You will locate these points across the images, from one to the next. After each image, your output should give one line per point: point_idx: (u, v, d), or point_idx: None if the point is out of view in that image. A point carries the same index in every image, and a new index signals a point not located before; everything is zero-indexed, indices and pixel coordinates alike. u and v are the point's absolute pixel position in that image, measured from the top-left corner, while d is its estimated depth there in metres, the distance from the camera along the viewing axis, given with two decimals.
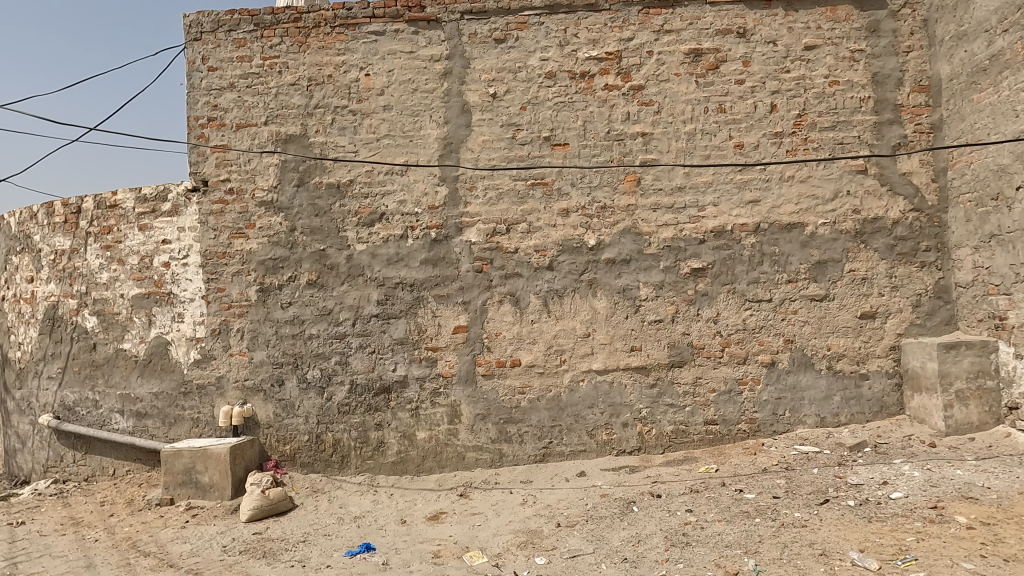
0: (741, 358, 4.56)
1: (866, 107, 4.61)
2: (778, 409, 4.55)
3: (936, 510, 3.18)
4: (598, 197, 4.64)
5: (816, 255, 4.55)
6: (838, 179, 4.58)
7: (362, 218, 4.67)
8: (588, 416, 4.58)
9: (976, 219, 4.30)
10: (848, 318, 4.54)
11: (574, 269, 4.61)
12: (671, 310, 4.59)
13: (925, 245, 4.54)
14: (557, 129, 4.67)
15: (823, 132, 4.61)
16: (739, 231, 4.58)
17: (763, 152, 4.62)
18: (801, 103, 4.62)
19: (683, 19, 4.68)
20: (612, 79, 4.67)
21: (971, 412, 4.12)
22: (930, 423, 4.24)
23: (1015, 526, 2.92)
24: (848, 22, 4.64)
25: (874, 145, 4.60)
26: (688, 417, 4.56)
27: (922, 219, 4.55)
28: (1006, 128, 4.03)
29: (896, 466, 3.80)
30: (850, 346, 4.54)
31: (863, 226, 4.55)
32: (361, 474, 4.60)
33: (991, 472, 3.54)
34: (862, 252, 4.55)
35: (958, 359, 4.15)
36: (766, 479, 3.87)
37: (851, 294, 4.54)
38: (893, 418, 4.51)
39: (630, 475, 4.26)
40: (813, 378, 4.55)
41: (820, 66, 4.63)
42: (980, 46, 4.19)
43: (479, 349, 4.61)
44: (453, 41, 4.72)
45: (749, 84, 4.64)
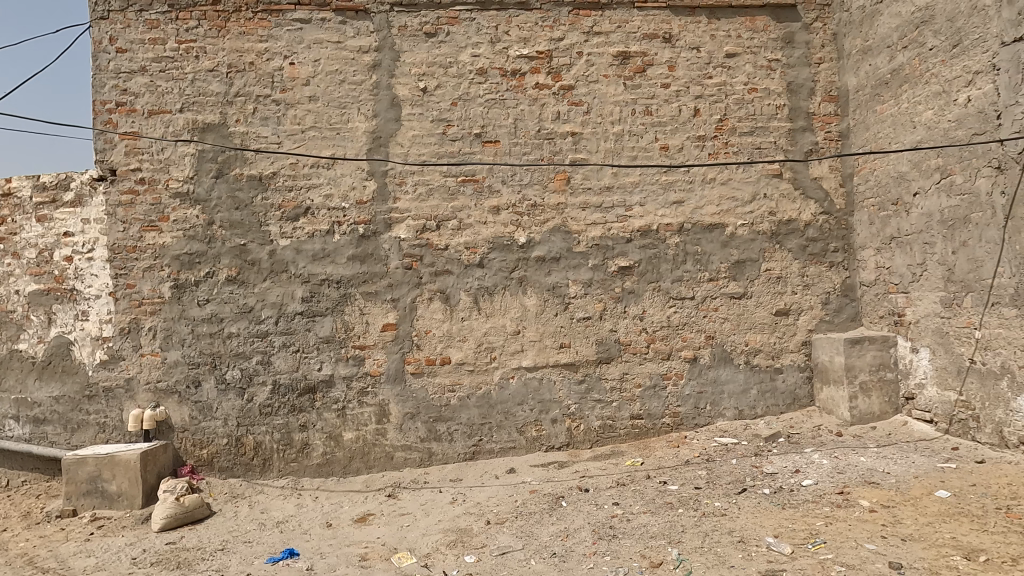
0: (665, 354, 4.70)
1: (781, 114, 4.84)
2: (700, 402, 4.71)
3: (842, 495, 3.39)
4: (528, 194, 4.67)
5: (735, 255, 4.75)
6: (756, 182, 4.79)
7: (285, 212, 4.50)
8: (517, 412, 4.60)
9: (879, 222, 4.60)
10: (764, 315, 4.76)
11: (504, 267, 4.62)
12: (599, 307, 4.67)
13: (833, 246, 4.82)
14: (488, 126, 4.66)
15: (743, 137, 4.81)
16: (664, 231, 4.72)
17: (687, 154, 4.77)
18: (722, 108, 4.81)
19: (612, 22, 4.77)
20: (542, 78, 4.71)
21: (873, 402, 4.42)
22: (837, 414, 4.51)
23: (911, 508, 3.15)
24: (766, 32, 4.86)
25: (789, 151, 4.84)
26: (615, 412, 4.66)
27: (830, 221, 4.83)
28: (905, 137, 4.33)
29: (807, 455, 4.02)
30: (766, 341, 4.77)
31: (778, 227, 4.78)
32: (284, 478, 4.44)
33: (891, 459, 3.80)
34: (777, 252, 4.78)
35: (862, 353, 4.44)
36: (689, 471, 4.00)
37: (767, 292, 4.76)
38: (805, 409, 4.76)
39: (559, 470, 4.31)
40: (731, 372, 4.74)
41: (740, 73, 4.83)
42: (883, 60, 4.48)
43: (408, 347, 4.54)
44: (382, 33, 4.62)
45: (675, 88, 4.79)
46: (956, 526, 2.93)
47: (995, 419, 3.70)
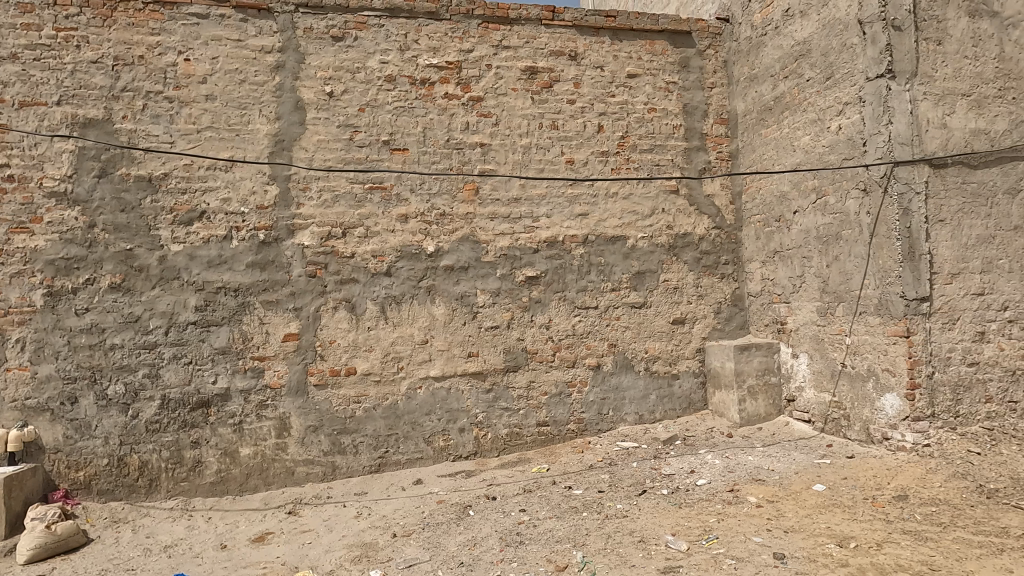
0: (570, 362, 4.82)
1: (678, 134, 5.12)
2: (603, 408, 4.87)
3: (732, 493, 3.61)
4: (437, 204, 4.66)
5: (636, 266, 4.96)
6: (655, 197, 5.03)
7: (178, 216, 4.25)
8: (424, 423, 4.56)
9: (764, 237, 4.96)
10: (663, 324, 5.00)
11: (412, 275, 4.58)
12: (507, 316, 4.73)
13: (724, 259, 5.15)
14: (396, 134, 4.62)
15: (643, 154, 5.05)
16: (570, 242, 4.86)
17: (591, 168, 4.95)
18: (624, 126, 5.02)
19: (520, 37, 4.88)
20: (452, 89, 4.73)
21: (759, 405, 4.74)
22: (728, 416, 4.80)
23: (792, 502, 3.40)
24: (664, 55, 5.14)
25: (685, 168, 5.13)
26: (522, 420, 4.72)
27: (722, 236, 5.16)
28: (786, 160, 4.71)
29: (701, 455, 4.25)
30: (664, 348, 5.00)
31: (675, 240, 5.04)
32: (173, 499, 4.15)
33: (775, 457, 4.09)
34: (674, 264, 5.04)
35: (749, 359, 4.76)
36: (593, 475, 4.13)
37: (665, 302, 5.01)
38: (699, 413, 5.04)
39: (466, 479, 4.31)
40: (632, 379, 4.94)
41: (641, 93, 5.08)
42: (767, 88, 4.86)
43: (311, 358, 4.40)
44: (286, 33, 4.48)
45: (580, 104, 4.96)
46: (830, 516, 3.20)
47: (863, 417, 4.07)
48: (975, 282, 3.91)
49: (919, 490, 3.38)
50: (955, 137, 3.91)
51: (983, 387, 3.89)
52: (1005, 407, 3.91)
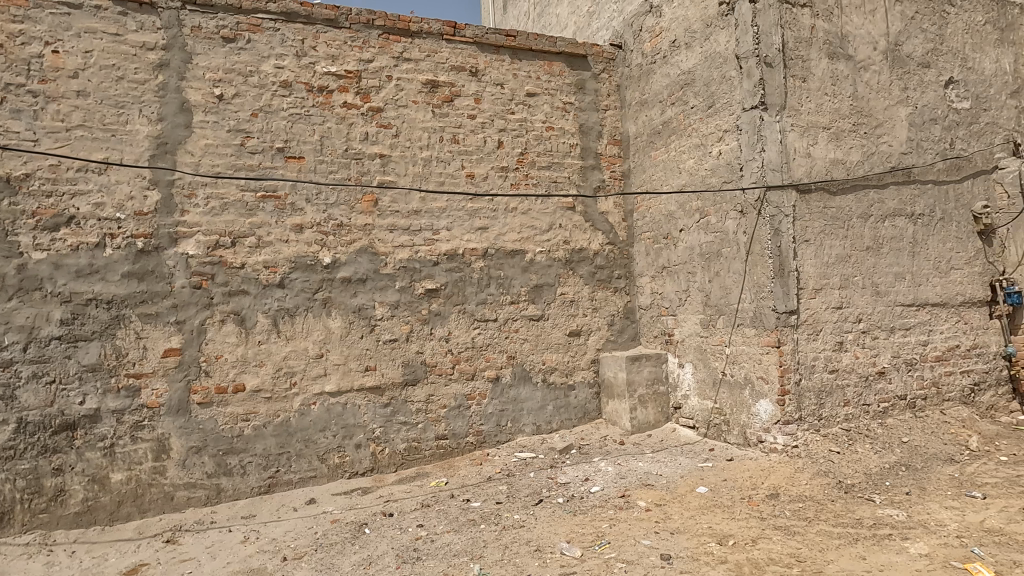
0: (469, 374, 4.84)
1: (574, 152, 5.32)
2: (502, 420, 4.92)
3: (623, 498, 3.76)
4: (334, 214, 4.55)
5: (534, 280, 5.08)
6: (552, 213, 5.18)
7: (41, 221, 3.88)
8: (318, 440, 4.41)
9: (653, 253, 5.24)
10: (559, 336, 5.14)
11: (307, 288, 4.44)
12: (405, 329, 4.69)
13: (617, 274, 5.38)
14: (291, 141, 4.48)
15: (541, 170, 5.19)
16: (469, 255, 4.89)
17: (491, 183, 5.02)
18: (523, 143, 5.15)
19: (421, 50, 4.89)
20: (351, 98, 4.65)
21: (649, 413, 4.97)
22: (620, 425, 4.99)
23: (677, 505, 3.59)
24: (561, 77, 5.33)
25: (581, 186, 5.32)
26: (421, 434, 4.68)
27: (615, 251, 5.39)
28: (673, 181, 5.01)
29: (595, 463, 4.40)
30: (560, 360, 5.14)
31: (571, 255, 5.20)
32: (29, 533, 3.73)
33: (663, 462, 4.31)
34: (570, 277, 5.20)
35: (640, 369, 4.99)
36: (490, 487, 4.15)
37: (562, 315, 5.15)
38: (594, 422, 5.21)
39: (362, 497, 4.20)
40: (530, 390, 5.03)
41: (539, 112, 5.23)
42: (656, 113, 5.16)
43: (195, 375, 4.14)
44: (172, 31, 4.24)
45: (480, 119, 5.03)
46: (711, 516, 3.41)
47: (740, 422, 4.38)
48: (835, 296, 4.32)
49: (788, 488, 3.68)
50: (817, 166, 4.32)
51: (842, 392, 4.29)
52: (860, 410, 4.33)
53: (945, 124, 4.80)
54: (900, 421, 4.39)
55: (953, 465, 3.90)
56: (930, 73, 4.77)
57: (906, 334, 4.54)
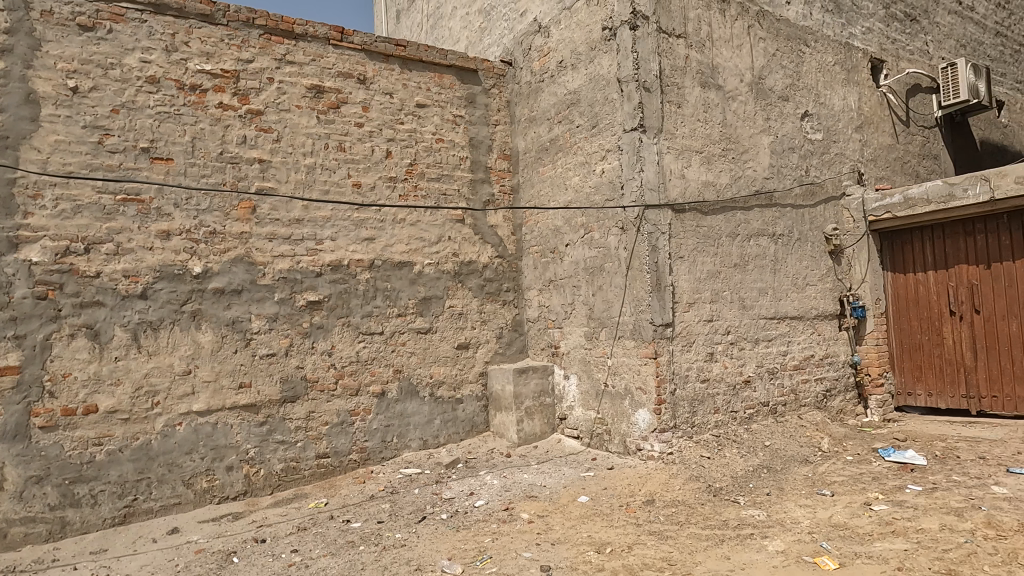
0: (353, 390, 4.69)
1: (464, 165, 5.33)
2: (387, 436, 4.79)
3: (507, 511, 3.76)
4: (205, 221, 4.27)
5: (422, 292, 5.01)
6: (441, 225, 5.15)
7: None
8: (184, 463, 4.09)
9: (540, 267, 5.34)
10: (447, 349, 5.10)
11: (174, 299, 4.13)
12: (284, 343, 4.46)
13: (506, 286, 5.43)
14: (158, 141, 4.17)
15: (430, 182, 5.16)
16: (355, 266, 4.76)
17: (379, 193, 4.92)
18: (412, 153, 5.09)
19: (306, 54, 4.72)
20: (227, 98, 4.40)
21: (536, 424, 5.03)
22: (507, 437, 5.02)
23: (559, 515, 3.65)
24: (451, 89, 5.33)
25: (470, 199, 5.34)
26: (299, 453, 4.46)
27: (504, 264, 5.44)
28: (559, 197, 5.14)
29: (481, 477, 4.38)
30: (448, 373, 5.09)
31: (460, 267, 5.19)
32: None
33: (547, 473, 4.36)
34: (459, 290, 5.18)
35: (527, 381, 5.05)
36: (373, 505, 4.03)
37: (450, 327, 5.12)
38: (482, 435, 5.20)
39: (232, 523, 3.93)
40: (417, 405, 4.94)
41: (429, 123, 5.20)
42: (544, 130, 5.28)
43: (37, 396, 3.72)
44: (17, 14, 3.83)
45: (368, 128, 4.92)
46: (591, 525, 3.49)
47: (621, 431, 4.54)
48: (706, 309, 4.59)
49: (663, 494, 3.84)
50: (690, 187, 4.59)
51: (712, 400, 4.55)
52: (728, 416, 4.61)
53: (802, 153, 5.26)
54: (764, 426, 4.72)
55: (808, 466, 4.24)
56: (789, 105, 5.21)
57: (769, 345, 4.91)
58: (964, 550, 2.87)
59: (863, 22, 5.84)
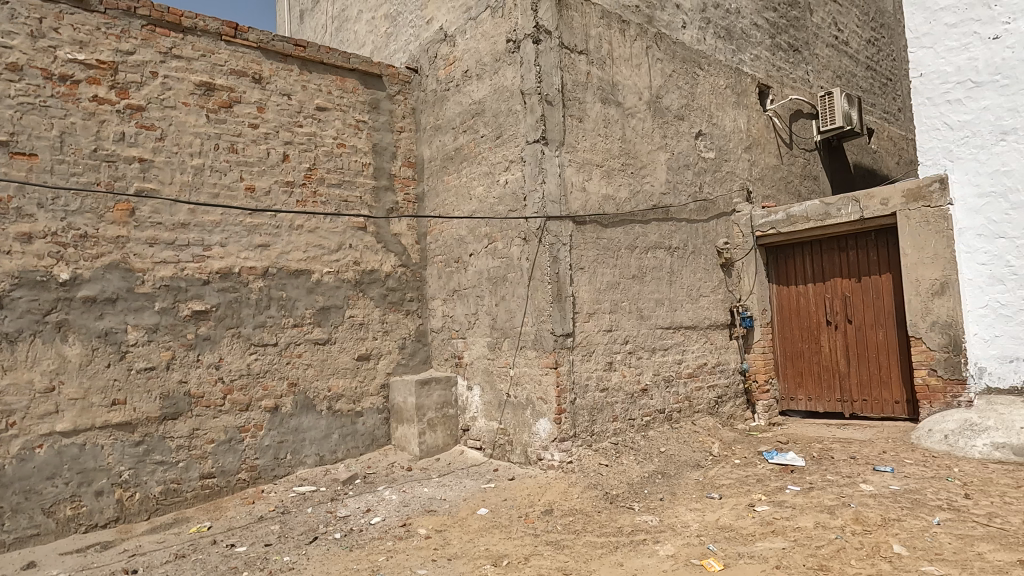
0: (243, 405, 4.43)
1: (367, 172, 5.20)
2: (280, 453, 4.56)
3: (404, 527, 3.66)
4: (75, 223, 3.94)
5: (320, 302, 4.82)
6: (342, 233, 4.98)
7: None
8: (45, 489, 3.73)
9: (444, 276, 5.29)
10: (347, 360, 4.93)
11: (36, 308, 3.78)
12: (165, 356, 4.17)
13: (409, 296, 5.33)
14: (20, 135, 3.82)
15: (330, 188, 4.99)
16: (246, 274, 4.52)
17: (274, 198, 4.70)
18: (311, 158, 4.91)
19: (195, 48, 4.46)
20: (103, 92, 4.09)
21: (438, 436, 4.95)
22: (408, 450, 4.91)
23: (458, 529, 3.59)
24: (354, 94, 5.20)
25: (373, 207, 5.21)
26: (181, 474, 4.16)
27: (407, 273, 5.34)
28: (464, 207, 5.11)
29: (379, 493, 4.25)
30: (347, 386, 4.92)
31: (362, 276, 5.05)
32: None
33: (448, 486, 4.29)
34: (360, 300, 5.03)
35: (429, 393, 4.97)
36: (261, 527, 3.81)
37: (350, 338, 4.96)
38: (382, 449, 5.06)
39: (100, 553, 3.60)
40: (313, 419, 4.74)
41: (330, 127, 5.03)
42: (449, 139, 5.24)
43: None
44: None
45: (263, 130, 4.70)
46: (489, 538, 3.46)
47: (522, 441, 4.55)
48: (605, 319, 4.69)
49: (561, 503, 3.87)
50: (591, 200, 4.70)
51: (611, 408, 4.65)
52: (626, 424, 4.73)
53: (696, 170, 5.52)
54: (659, 433, 4.88)
55: (699, 470, 4.41)
56: (684, 124, 5.45)
57: (665, 354, 5.08)
58: (834, 545, 3.07)
59: (752, 50, 6.22)
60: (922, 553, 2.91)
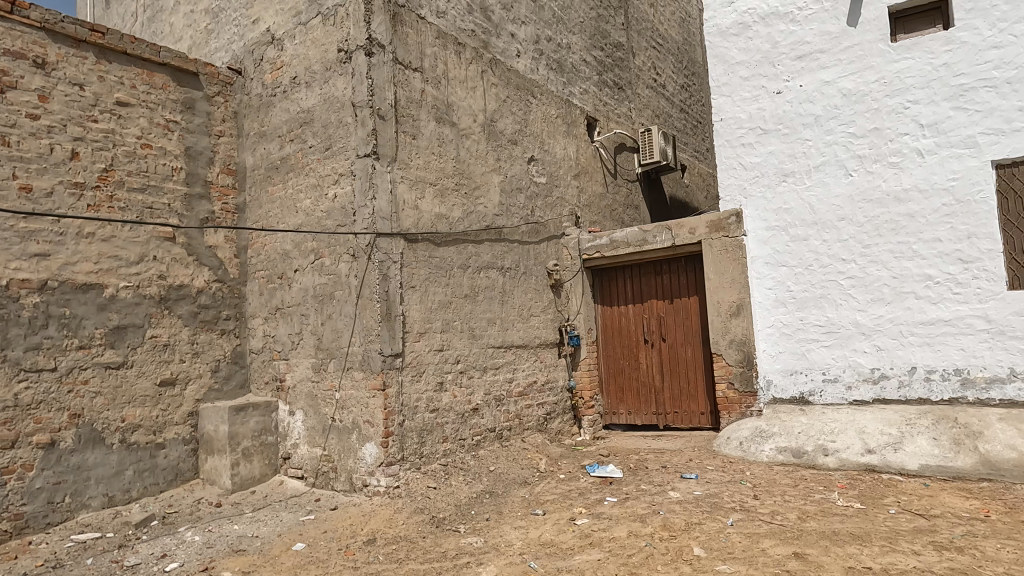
0: (7, 442, 3.76)
1: (177, 177, 4.72)
2: (56, 496, 3.92)
3: (205, 572, 3.29)
4: None
5: (114, 320, 4.26)
6: (144, 243, 4.45)
7: None
8: None
9: (266, 293, 4.93)
10: (147, 386, 4.39)
11: None
12: None
13: (225, 314, 4.89)
14: None
15: (131, 193, 4.45)
16: (18, 288, 3.87)
17: (58, 201, 4.09)
18: (108, 158, 4.35)
19: None
20: None
21: (254, 467, 4.55)
22: (219, 484, 4.46)
23: (269, 569, 3.30)
24: (164, 91, 4.71)
25: (183, 216, 4.73)
26: None
27: (223, 289, 4.90)
28: (289, 220, 4.82)
29: (179, 535, 3.80)
30: (147, 415, 4.38)
31: (167, 292, 4.54)
32: None
33: (261, 522, 3.95)
34: (164, 318, 4.51)
35: (245, 420, 4.56)
36: None
37: (151, 361, 4.42)
38: (188, 484, 4.55)
39: None
40: (102, 455, 4.14)
41: (132, 125, 4.51)
42: (274, 147, 4.93)
43: None
44: None
45: (45, 122, 4.09)
46: None
47: (347, 467, 4.33)
48: (436, 339, 4.64)
49: (385, 531, 3.72)
50: (423, 218, 4.65)
51: (441, 429, 4.59)
52: (457, 444, 4.69)
53: (528, 194, 5.69)
54: (489, 452, 4.91)
55: (526, 487, 4.49)
56: (517, 149, 5.62)
57: (496, 372, 5.14)
58: (644, 553, 3.24)
59: (581, 84, 6.59)
60: (718, 554, 3.16)
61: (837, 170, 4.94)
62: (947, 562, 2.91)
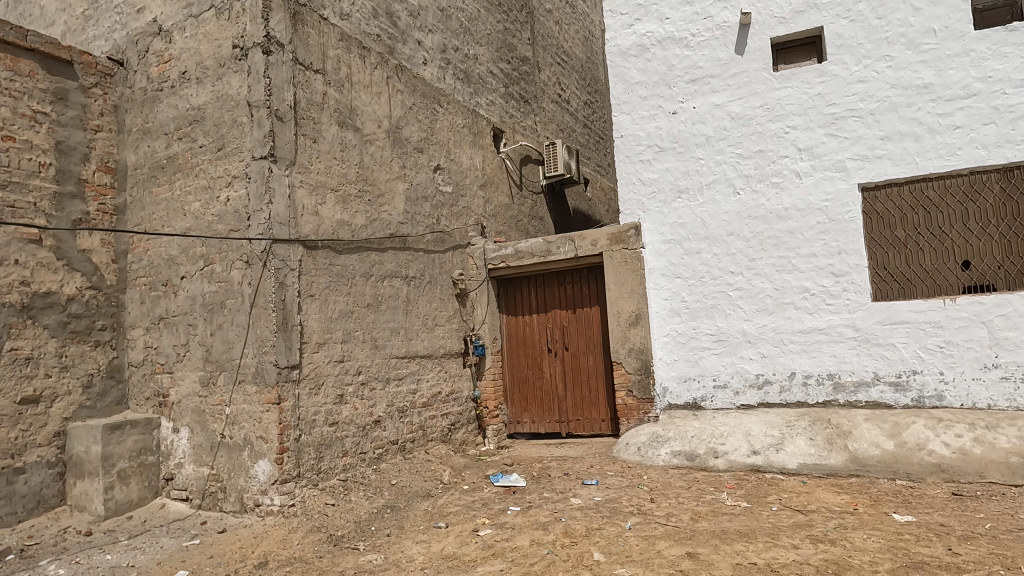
0: None
1: (45, 173, 4.30)
2: None
3: None
4: None
5: None
6: (4, 245, 4.02)
7: None
8: None
9: (149, 302, 4.58)
10: (4, 405, 3.94)
11: None
12: None
13: (100, 324, 4.49)
14: None
15: None
16: None
17: None
18: None
19: None
20: None
21: (131, 490, 4.19)
22: (89, 510, 4.07)
23: None
24: (32, 79, 4.29)
25: (52, 216, 4.32)
26: None
27: (99, 297, 4.50)
28: (175, 223, 4.51)
29: (40, 569, 3.42)
30: (4, 437, 3.93)
31: (31, 300, 4.12)
32: None
33: (138, 550, 3.64)
34: (27, 329, 4.09)
35: (121, 439, 4.20)
36: None
37: (10, 377, 3.98)
38: (53, 512, 4.12)
39: None
40: None
41: None
42: (160, 145, 4.61)
43: None
44: None
45: None
46: None
47: (237, 487, 4.09)
48: (336, 350, 4.48)
49: (279, 553, 3.53)
50: (324, 225, 4.49)
51: (341, 443, 4.43)
52: (357, 458, 4.54)
53: (434, 203, 5.65)
54: (391, 465, 4.80)
55: (429, 500, 4.42)
56: (423, 157, 5.56)
57: (399, 383, 5.04)
58: (545, 560, 3.27)
59: (487, 95, 6.64)
60: (616, 558, 3.24)
61: (727, 189, 5.25)
62: (822, 553, 3.13)
